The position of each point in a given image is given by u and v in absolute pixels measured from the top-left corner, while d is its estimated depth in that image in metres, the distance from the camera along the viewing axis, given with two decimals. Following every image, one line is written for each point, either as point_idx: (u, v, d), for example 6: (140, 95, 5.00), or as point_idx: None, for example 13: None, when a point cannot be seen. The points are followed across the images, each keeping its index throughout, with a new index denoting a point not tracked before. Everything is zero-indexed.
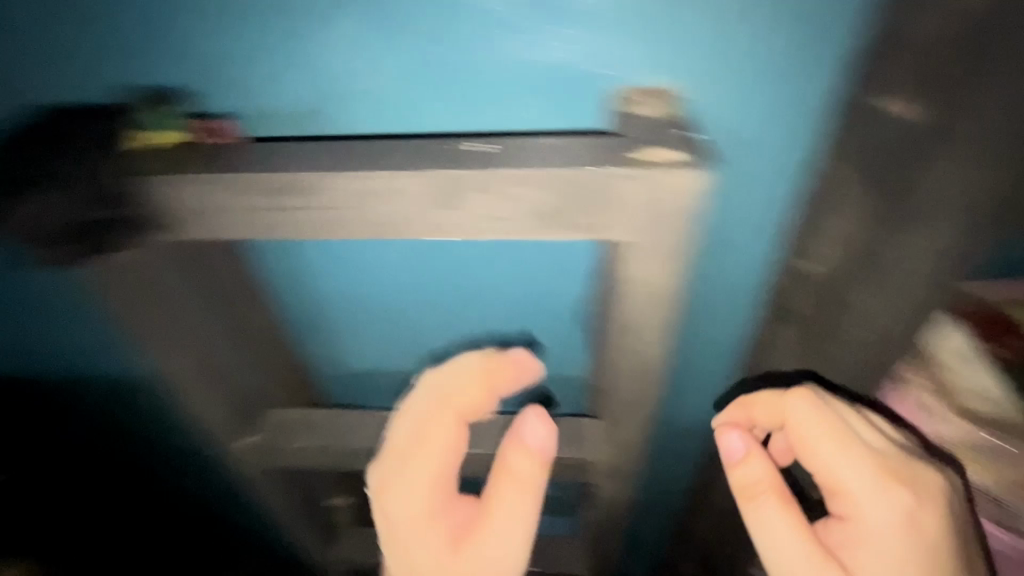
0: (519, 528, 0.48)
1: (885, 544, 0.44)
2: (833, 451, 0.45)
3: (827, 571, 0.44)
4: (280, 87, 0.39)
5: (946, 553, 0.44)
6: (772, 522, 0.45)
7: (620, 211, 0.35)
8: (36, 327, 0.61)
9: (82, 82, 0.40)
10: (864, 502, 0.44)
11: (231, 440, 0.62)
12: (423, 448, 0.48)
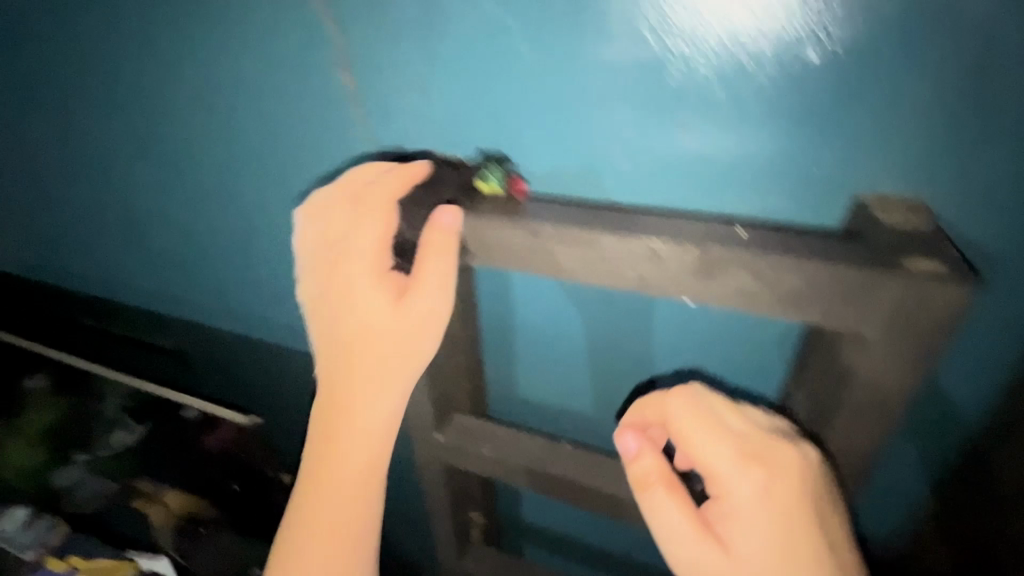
0: (383, 438, 0.58)
1: (751, 517, 0.47)
2: (709, 443, 0.49)
3: (701, 538, 0.48)
4: (572, 158, 0.53)
5: (798, 518, 0.47)
6: (666, 511, 0.49)
7: (870, 311, 0.39)
8: None
9: (443, 138, 0.57)
10: (735, 482, 0.47)
11: (427, 438, 0.70)
12: (362, 254, 0.52)
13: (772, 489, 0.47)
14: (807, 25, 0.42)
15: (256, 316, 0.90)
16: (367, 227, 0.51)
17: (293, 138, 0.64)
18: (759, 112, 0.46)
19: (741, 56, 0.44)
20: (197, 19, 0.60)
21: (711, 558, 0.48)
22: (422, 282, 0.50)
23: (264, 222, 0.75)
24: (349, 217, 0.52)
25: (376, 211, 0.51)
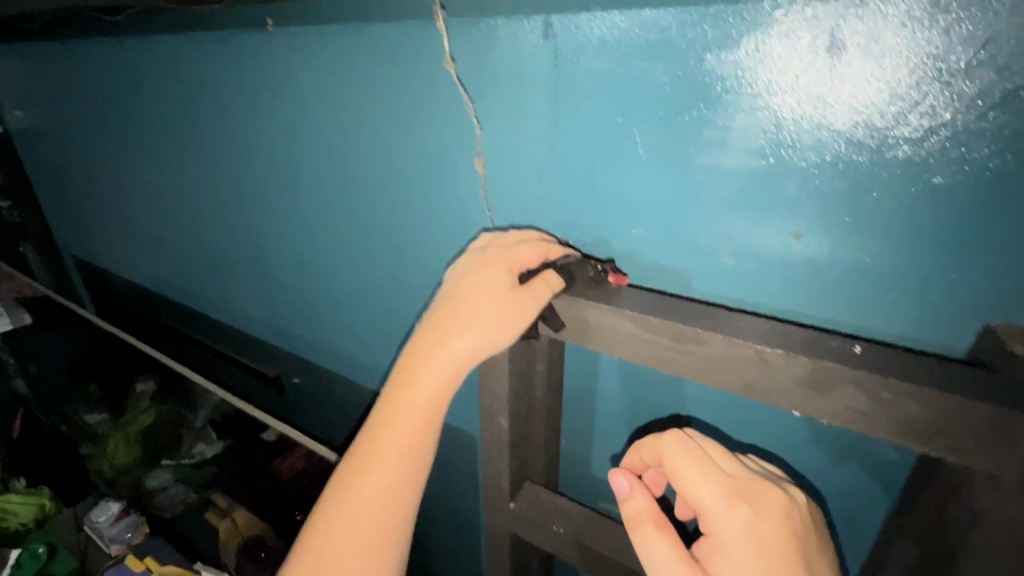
0: (416, 472, 0.54)
1: (740, 559, 0.44)
2: (697, 481, 0.47)
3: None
4: (678, 249, 0.56)
5: (790, 560, 0.44)
6: (654, 547, 0.48)
7: (996, 450, 0.36)
8: None
9: (557, 219, 0.62)
10: (721, 519, 0.45)
11: (500, 504, 0.70)
12: (476, 277, 0.53)
13: (761, 530, 0.45)
14: (939, 156, 0.42)
15: (353, 357, 0.97)
16: (495, 258, 0.54)
17: (418, 207, 0.72)
18: (874, 228, 0.46)
19: (865, 176, 0.45)
20: (354, 104, 0.70)
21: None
22: (521, 299, 0.50)
23: (378, 275, 0.83)
24: (479, 254, 0.56)
25: (515, 251, 0.54)
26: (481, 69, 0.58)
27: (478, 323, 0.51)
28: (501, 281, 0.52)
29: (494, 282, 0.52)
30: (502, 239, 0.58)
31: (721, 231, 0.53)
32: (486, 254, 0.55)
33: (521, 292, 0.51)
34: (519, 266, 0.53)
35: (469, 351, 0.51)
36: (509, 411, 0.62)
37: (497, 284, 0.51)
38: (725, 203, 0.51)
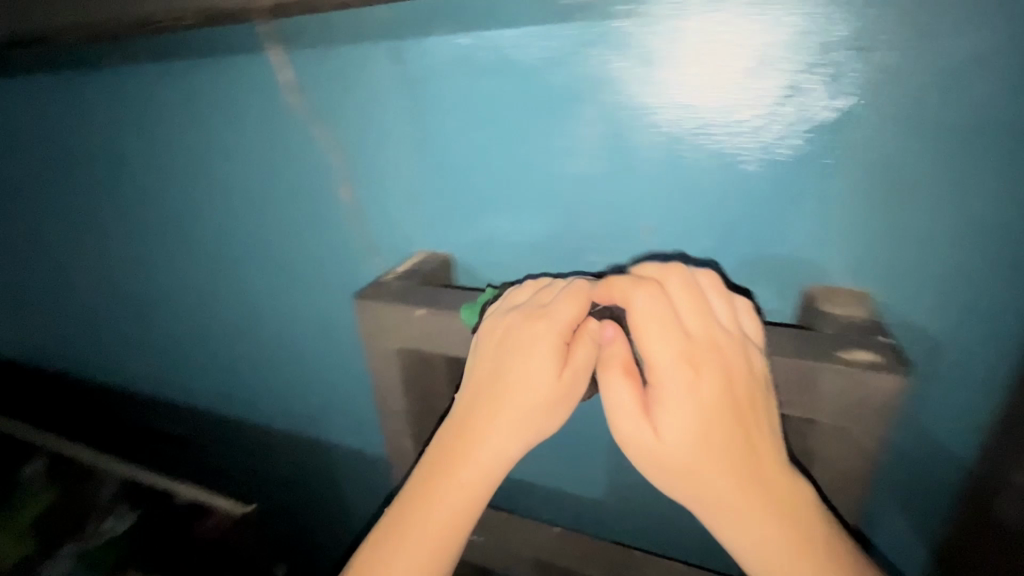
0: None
1: (678, 411, 0.42)
2: (657, 338, 0.43)
3: (626, 418, 0.44)
4: (552, 250, 0.59)
5: (725, 429, 0.42)
6: (609, 393, 0.45)
7: (810, 394, 0.44)
8: (319, 386, 0.83)
9: (436, 235, 0.63)
10: (664, 376, 0.43)
11: None
12: (525, 357, 0.47)
13: (701, 389, 0.42)
14: (738, 144, 0.48)
15: (256, 401, 0.92)
16: (543, 331, 0.46)
17: (299, 238, 0.70)
18: (698, 214, 0.52)
19: (684, 167, 0.50)
20: (210, 140, 0.67)
21: (640, 440, 0.44)
22: (571, 380, 0.47)
23: (268, 312, 0.79)
24: (519, 317, 0.48)
25: (566, 314, 0.46)
26: (332, 98, 0.59)
27: (530, 412, 0.47)
28: (552, 361, 0.46)
29: (541, 363, 0.46)
30: (541, 289, 0.50)
31: (586, 231, 0.56)
32: (531, 321, 0.47)
33: (574, 370, 0.47)
34: (569, 331, 0.46)
35: (517, 443, 0.48)
36: (413, 429, 0.61)
37: (548, 364, 0.46)
38: (586, 204, 0.55)
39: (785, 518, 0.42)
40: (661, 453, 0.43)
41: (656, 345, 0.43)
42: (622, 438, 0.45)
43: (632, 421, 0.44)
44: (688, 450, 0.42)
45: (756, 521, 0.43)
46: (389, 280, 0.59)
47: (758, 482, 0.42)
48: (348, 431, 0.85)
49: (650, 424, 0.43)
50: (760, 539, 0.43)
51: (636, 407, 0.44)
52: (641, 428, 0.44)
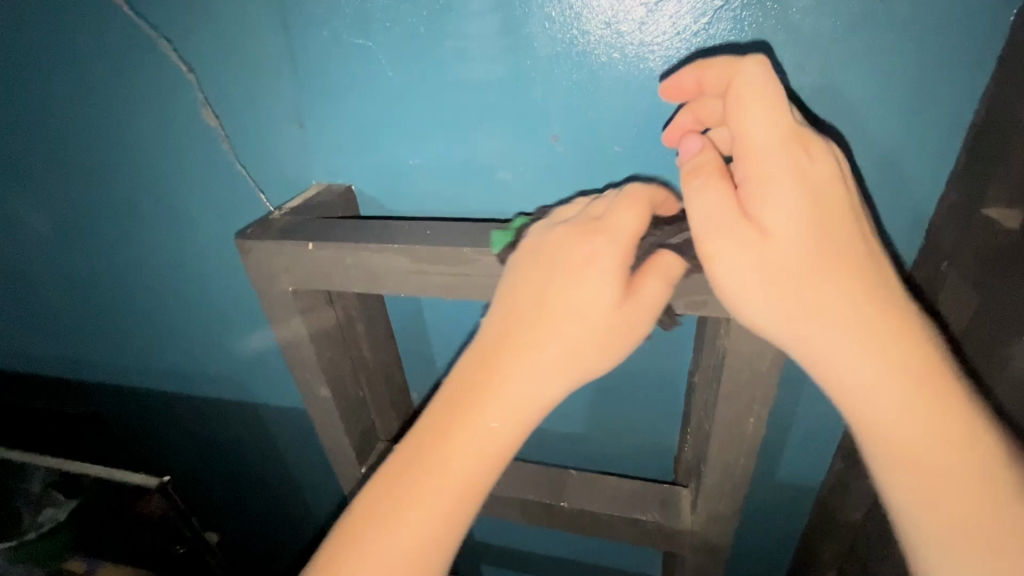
0: (458, 520, 0.39)
1: (792, 208, 0.33)
2: (761, 114, 0.32)
3: (723, 234, 0.34)
4: (458, 170, 0.54)
5: (842, 231, 0.34)
6: (694, 201, 0.35)
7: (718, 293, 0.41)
8: (227, 347, 0.75)
9: (328, 162, 0.56)
10: (773, 162, 0.33)
11: (350, 475, 0.66)
12: (584, 270, 0.38)
13: (815, 180, 0.33)
14: (621, 29, 0.44)
15: (159, 371, 0.83)
16: (611, 241, 0.38)
17: (178, 180, 0.62)
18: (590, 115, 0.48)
19: (568, 61, 0.46)
20: (45, 75, 0.59)
21: (745, 256, 0.34)
22: (630, 318, 0.38)
23: (155, 269, 0.71)
24: (576, 229, 0.39)
25: (632, 219, 0.38)
26: (166, 9, 0.51)
27: (581, 348, 0.38)
28: (614, 282, 0.37)
29: (602, 283, 0.37)
30: (593, 201, 0.41)
31: (490, 146, 0.52)
32: (591, 232, 0.38)
33: (639, 303, 0.38)
34: (633, 245, 0.38)
35: (559, 385, 0.39)
36: (327, 375, 0.57)
37: (608, 290, 0.37)
38: (486, 116, 0.50)
39: (924, 370, 0.34)
40: (773, 274, 0.34)
41: (773, 122, 0.32)
42: (719, 265, 0.35)
43: (736, 231, 0.34)
44: (811, 261, 0.33)
45: (900, 384, 0.34)
46: (277, 217, 0.53)
47: (890, 314, 0.33)
48: (265, 393, 0.79)
49: (760, 232, 0.33)
50: (893, 395, 0.34)
51: (740, 217, 0.34)
52: (753, 241, 0.33)
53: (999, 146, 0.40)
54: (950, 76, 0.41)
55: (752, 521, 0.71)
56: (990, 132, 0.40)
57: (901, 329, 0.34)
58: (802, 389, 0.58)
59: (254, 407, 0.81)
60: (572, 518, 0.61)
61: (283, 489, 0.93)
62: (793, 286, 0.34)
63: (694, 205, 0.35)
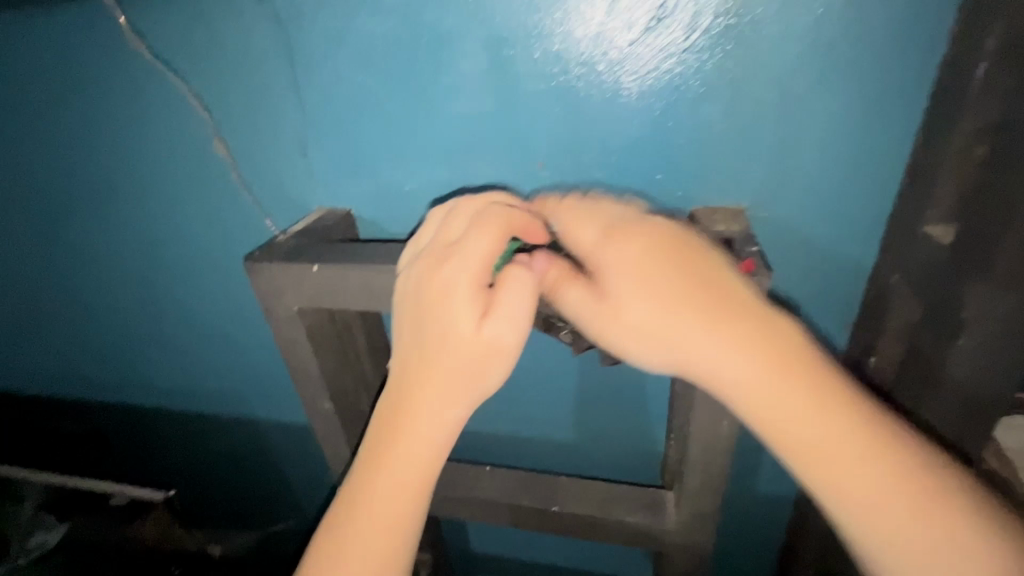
0: (400, 530, 0.47)
1: (628, 286, 0.42)
2: (581, 222, 0.45)
3: (601, 315, 0.43)
4: (451, 194, 0.58)
5: (675, 285, 0.41)
6: (569, 291, 0.44)
7: None
8: (230, 363, 0.78)
9: (332, 187, 0.60)
10: (597, 253, 0.44)
11: None
12: (438, 299, 0.44)
13: (632, 257, 0.42)
14: (601, 65, 0.48)
15: (163, 388, 0.86)
16: (457, 273, 0.43)
17: (186, 204, 0.65)
18: (573, 142, 0.52)
19: (553, 94, 0.50)
20: (62, 111, 0.62)
21: (624, 334, 0.42)
22: (500, 329, 0.43)
23: (162, 289, 0.74)
24: (430, 263, 0.45)
25: (478, 248, 0.43)
26: (180, 50, 0.55)
27: (462, 376, 0.45)
28: (473, 306, 0.43)
29: (460, 310, 0.43)
30: (448, 219, 0.46)
31: (480, 172, 0.56)
32: (439, 266, 0.44)
33: (506, 314, 0.43)
34: (483, 271, 0.43)
35: (457, 410, 0.46)
36: (329, 388, 0.60)
37: (463, 309, 0.43)
38: (476, 145, 0.54)
39: (790, 386, 0.39)
40: (629, 336, 0.42)
41: (590, 225, 0.45)
42: (619, 346, 0.43)
43: (610, 317, 0.42)
44: (666, 331, 0.41)
45: (801, 419, 0.38)
46: (283, 240, 0.56)
47: (734, 336, 0.39)
48: (266, 407, 0.81)
49: (619, 315, 0.42)
50: (757, 408, 0.40)
51: (600, 304, 0.43)
52: (621, 326, 0.42)
53: (933, 170, 0.45)
54: (891, 107, 0.46)
55: (738, 523, 0.75)
56: (925, 158, 0.46)
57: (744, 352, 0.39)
58: None
59: (256, 421, 0.84)
60: (566, 521, 0.64)
61: (283, 502, 0.95)
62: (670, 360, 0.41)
63: (574, 297, 0.44)
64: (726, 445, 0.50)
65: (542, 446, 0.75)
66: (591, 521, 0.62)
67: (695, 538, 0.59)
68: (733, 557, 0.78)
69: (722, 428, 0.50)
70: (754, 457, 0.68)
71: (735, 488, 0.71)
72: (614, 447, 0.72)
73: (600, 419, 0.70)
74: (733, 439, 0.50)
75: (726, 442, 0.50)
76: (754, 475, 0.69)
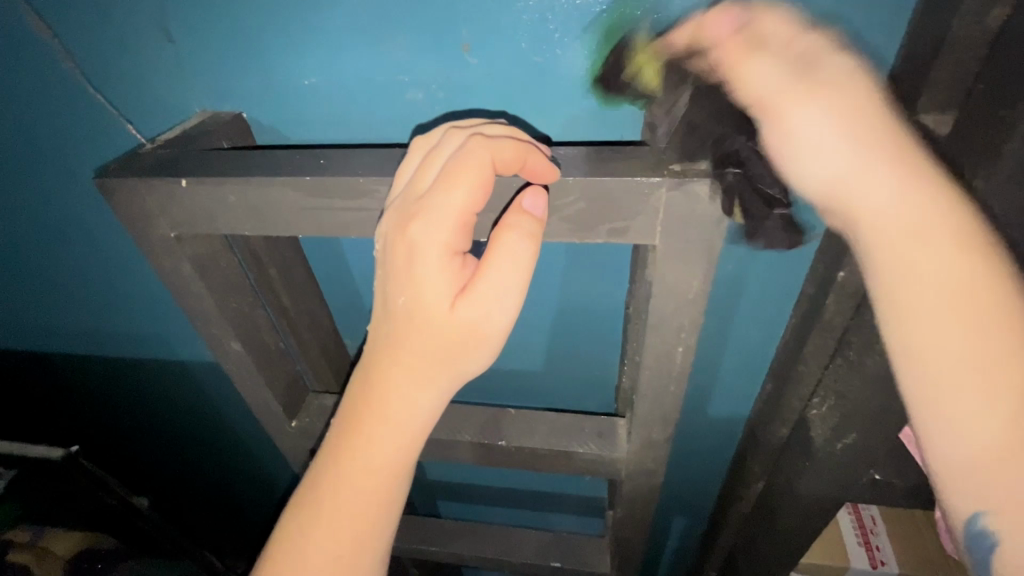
0: (379, 523, 0.43)
1: (834, 82, 0.34)
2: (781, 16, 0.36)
3: (776, 98, 0.35)
4: (358, 88, 0.47)
5: (874, 120, 0.34)
6: (749, 69, 0.35)
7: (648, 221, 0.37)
8: (127, 303, 0.68)
9: (202, 79, 0.48)
10: (806, 41, 0.35)
11: (280, 430, 0.62)
12: (412, 272, 0.36)
13: (848, 74, 0.34)
14: None
15: (58, 334, 0.75)
16: (426, 238, 0.35)
17: (22, 108, 0.52)
18: (500, 11, 0.41)
19: None
20: None
21: (784, 125, 0.35)
22: (484, 307, 0.37)
23: (22, 219, 0.61)
24: (395, 222, 0.36)
25: (451, 209, 0.34)
26: None
27: (441, 356, 0.38)
28: (447, 281, 0.36)
29: (434, 280, 0.36)
30: (424, 160, 0.36)
31: (392, 61, 0.45)
32: (403, 226, 0.35)
33: (488, 292, 0.36)
34: (457, 233, 0.35)
35: (436, 393, 0.40)
36: (236, 329, 0.52)
37: (443, 281, 0.36)
38: (379, 19, 0.43)
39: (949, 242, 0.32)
40: (785, 116, 0.34)
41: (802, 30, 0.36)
42: (777, 139, 0.35)
43: (790, 100, 0.34)
44: (850, 138, 0.33)
45: (969, 291, 0.32)
46: (147, 149, 0.45)
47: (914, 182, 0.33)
48: (181, 349, 0.73)
49: (802, 101, 0.34)
50: (919, 258, 0.33)
51: (782, 85, 0.34)
52: (796, 118, 0.34)
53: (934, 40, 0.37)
54: None
55: (689, 442, 0.74)
56: (925, 27, 0.37)
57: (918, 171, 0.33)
58: (738, 313, 0.57)
59: (173, 365, 0.76)
60: (512, 455, 0.60)
61: (222, 444, 0.89)
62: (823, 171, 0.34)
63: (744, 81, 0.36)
64: (675, 373, 0.46)
65: (490, 377, 0.70)
66: (539, 454, 0.59)
67: (647, 465, 0.57)
68: (686, 473, 0.79)
69: (674, 355, 0.45)
70: (708, 379, 0.65)
71: (687, 410, 0.69)
72: (565, 375, 0.68)
73: (547, 349, 0.64)
74: (686, 366, 0.46)
75: (678, 370, 0.46)
76: (706, 396, 0.67)
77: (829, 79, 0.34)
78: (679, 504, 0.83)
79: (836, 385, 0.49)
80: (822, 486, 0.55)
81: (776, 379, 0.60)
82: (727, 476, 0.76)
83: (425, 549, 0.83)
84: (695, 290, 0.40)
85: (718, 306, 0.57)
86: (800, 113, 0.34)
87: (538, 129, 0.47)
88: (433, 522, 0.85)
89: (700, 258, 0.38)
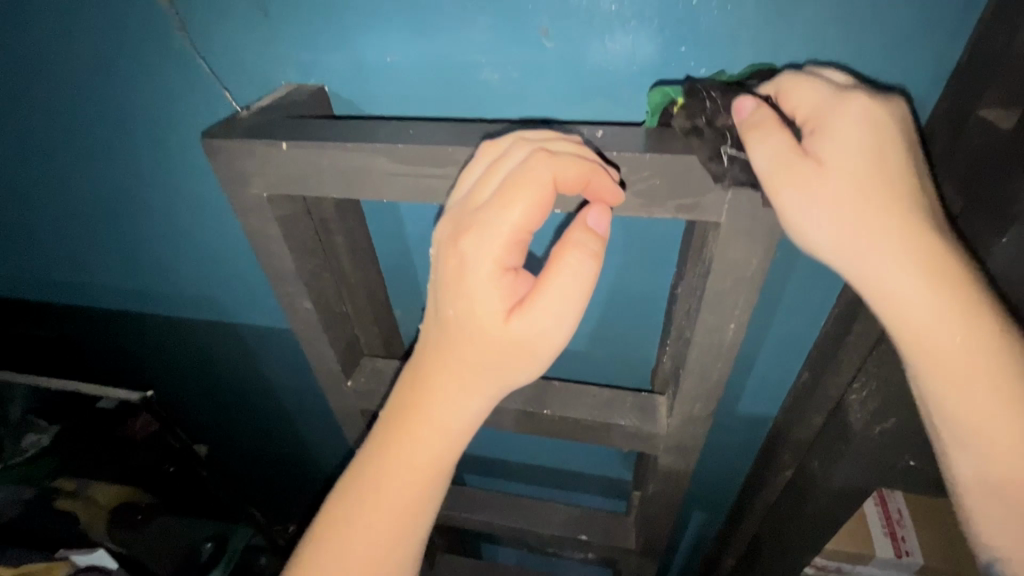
0: (419, 515, 0.47)
1: (848, 145, 0.35)
2: (804, 89, 0.38)
3: (789, 171, 0.35)
4: (440, 66, 0.50)
5: (885, 181, 0.35)
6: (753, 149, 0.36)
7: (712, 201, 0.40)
8: (201, 262, 0.73)
9: (297, 52, 0.51)
10: (829, 110, 0.36)
11: (337, 388, 0.66)
12: (461, 282, 0.39)
13: (862, 137, 0.35)
14: None
15: (132, 289, 0.80)
16: (478, 249, 0.38)
17: (129, 73, 0.56)
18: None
19: None
20: None
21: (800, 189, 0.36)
22: (534, 323, 0.39)
23: (115, 178, 0.66)
24: (450, 232, 0.39)
25: (508, 224, 0.37)
26: None
27: (486, 365, 0.41)
28: (498, 294, 0.39)
29: (482, 293, 0.39)
30: (487, 171, 0.38)
31: (476, 40, 0.48)
32: (456, 238, 0.38)
33: (543, 307, 0.39)
34: (509, 251, 0.38)
35: (479, 400, 0.44)
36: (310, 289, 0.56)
37: (493, 296, 0.39)
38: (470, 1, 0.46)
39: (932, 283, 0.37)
40: (796, 184, 0.35)
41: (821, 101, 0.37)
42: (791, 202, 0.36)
43: (802, 172, 0.35)
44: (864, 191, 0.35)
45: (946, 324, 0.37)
46: (246, 116, 0.49)
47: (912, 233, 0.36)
48: (244, 308, 0.77)
49: (809, 171, 0.35)
50: (913, 294, 0.37)
51: (791, 162, 0.35)
52: (808, 183, 0.35)
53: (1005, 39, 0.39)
54: None
55: (720, 427, 0.76)
56: (994, 26, 0.40)
57: (935, 245, 0.36)
58: (782, 300, 0.59)
59: (235, 325, 0.80)
60: (555, 425, 0.63)
61: (269, 405, 0.94)
62: (835, 225, 0.36)
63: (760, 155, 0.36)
64: (725, 350, 0.49)
65: None
66: (581, 425, 0.62)
67: (685, 441, 0.60)
68: (712, 458, 0.81)
69: (726, 333, 0.47)
70: (745, 365, 0.67)
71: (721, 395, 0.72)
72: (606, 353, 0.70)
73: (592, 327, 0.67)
74: (736, 344, 0.48)
75: (729, 347, 0.48)
76: (741, 382, 0.69)
77: (843, 144, 0.35)
78: (701, 487, 0.86)
79: (880, 372, 0.50)
80: (856, 473, 0.57)
81: (814, 367, 0.62)
82: (754, 463, 0.78)
83: (451, 516, 0.86)
84: (755, 270, 0.42)
85: (764, 292, 0.59)
86: (808, 180, 0.35)
87: (607, 112, 0.50)
88: (463, 490, 0.89)
89: (763, 240, 0.41)
